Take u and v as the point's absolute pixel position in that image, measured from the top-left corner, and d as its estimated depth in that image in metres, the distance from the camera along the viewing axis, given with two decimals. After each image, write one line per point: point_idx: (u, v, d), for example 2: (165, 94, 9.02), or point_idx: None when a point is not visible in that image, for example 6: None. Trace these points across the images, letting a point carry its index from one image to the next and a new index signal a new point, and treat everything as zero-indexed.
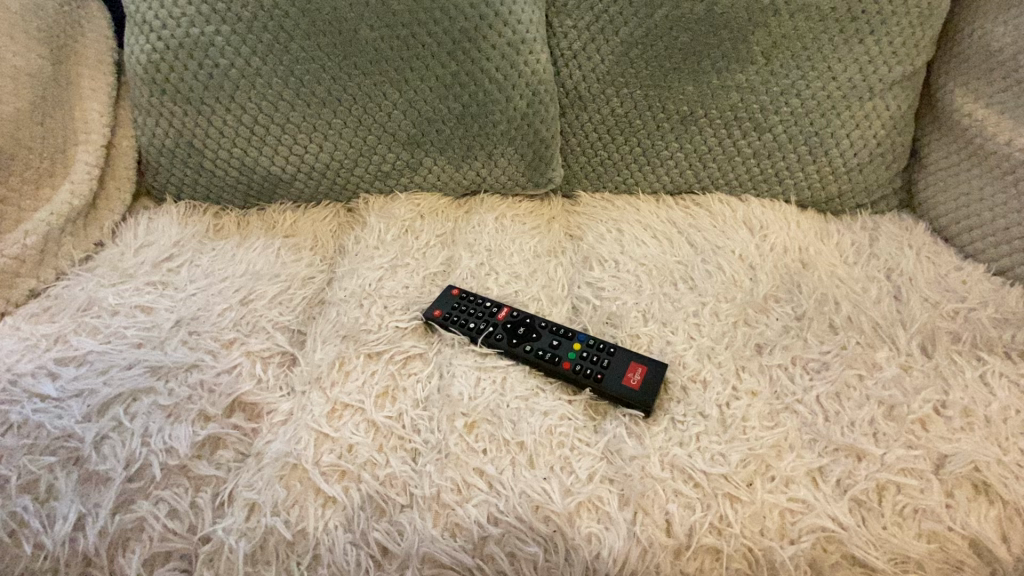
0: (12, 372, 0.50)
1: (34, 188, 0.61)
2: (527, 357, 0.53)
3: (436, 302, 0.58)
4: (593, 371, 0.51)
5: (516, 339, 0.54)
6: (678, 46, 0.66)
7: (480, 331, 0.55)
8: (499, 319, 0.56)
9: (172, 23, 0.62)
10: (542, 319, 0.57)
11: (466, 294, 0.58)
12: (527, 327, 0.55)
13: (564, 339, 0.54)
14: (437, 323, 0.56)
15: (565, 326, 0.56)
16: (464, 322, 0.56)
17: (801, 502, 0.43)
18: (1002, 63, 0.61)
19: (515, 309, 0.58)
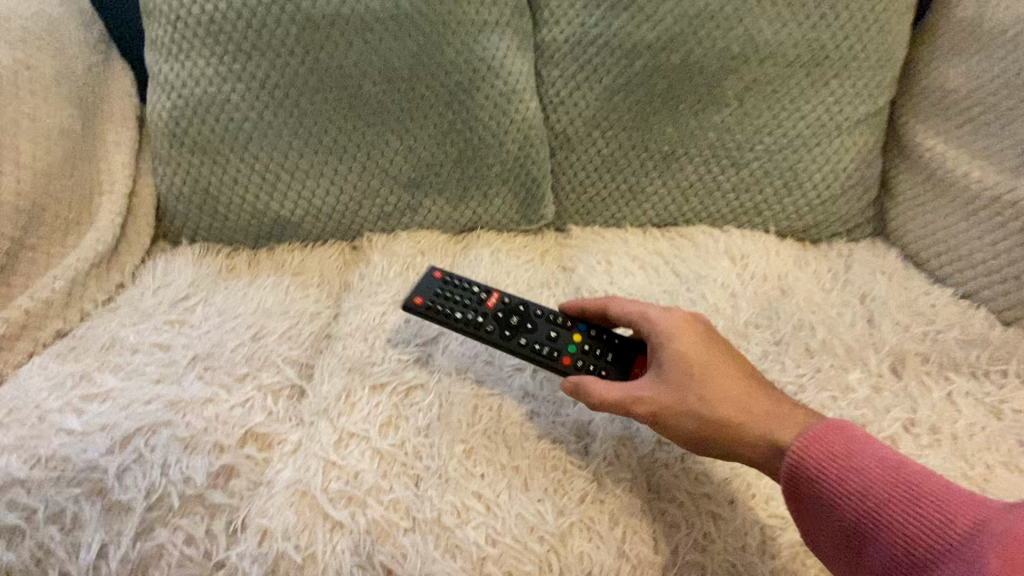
0: (41, 409, 0.53)
1: (62, 235, 0.65)
2: (523, 351, 0.54)
3: (414, 289, 0.58)
4: (594, 364, 0.53)
5: (511, 332, 0.56)
6: (658, 92, 0.71)
7: (471, 322, 0.56)
8: (490, 310, 0.57)
9: (191, 83, 0.68)
10: (534, 307, 0.58)
11: (448, 282, 0.59)
12: (521, 318, 0.57)
13: (564, 332, 0.56)
14: (422, 313, 0.56)
15: (565, 315, 0.57)
16: (448, 311, 0.56)
17: (780, 518, 0.47)
18: (956, 101, 0.67)
19: (505, 296, 0.59)
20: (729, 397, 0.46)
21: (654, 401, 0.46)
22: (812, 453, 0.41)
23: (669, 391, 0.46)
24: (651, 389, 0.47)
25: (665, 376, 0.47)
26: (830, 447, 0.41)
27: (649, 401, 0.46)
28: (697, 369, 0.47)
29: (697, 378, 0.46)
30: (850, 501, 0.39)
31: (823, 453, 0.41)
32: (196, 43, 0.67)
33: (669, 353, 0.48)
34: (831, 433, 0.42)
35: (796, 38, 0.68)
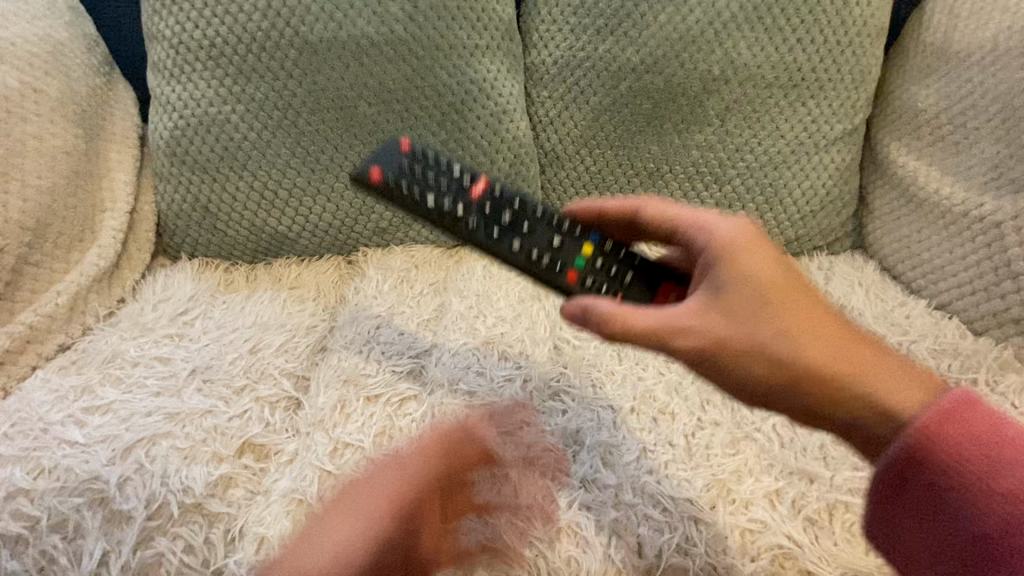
0: (44, 421, 0.55)
1: (65, 251, 0.67)
2: (516, 258, 0.48)
3: (375, 159, 0.49)
4: (605, 285, 0.47)
5: (501, 232, 0.48)
6: (642, 111, 0.74)
7: (450, 214, 0.48)
8: (475, 200, 0.49)
9: (193, 104, 0.71)
10: (532, 204, 0.50)
11: (416, 156, 0.50)
12: (514, 217, 0.49)
13: (570, 239, 0.49)
14: (384, 193, 0.48)
15: (576, 220, 0.50)
16: (413, 190, 0.48)
17: (760, 522, 0.49)
18: (927, 121, 0.71)
19: (496, 185, 0.50)
20: (799, 330, 0.40)
21: (714, 333, 0.40)
22: (948, 434, 0.37)
23: (733, 323, 0.40)
24: (709, 319, 0.40)
25: (726, 302, 0.40)
26: (969, 430, 0.37)
27: (709, 333, 0.40)
28: (767, 298, 0.40)
29: (764, 306, 0.40)
30: (987, 496, 0.35)
31: (960, 435, 0.37)
32: (198, 66, 0.70)
33: (737, 273, 0.41)
34: (964, 414, 0.37)
35: (775, 60, 0.71)
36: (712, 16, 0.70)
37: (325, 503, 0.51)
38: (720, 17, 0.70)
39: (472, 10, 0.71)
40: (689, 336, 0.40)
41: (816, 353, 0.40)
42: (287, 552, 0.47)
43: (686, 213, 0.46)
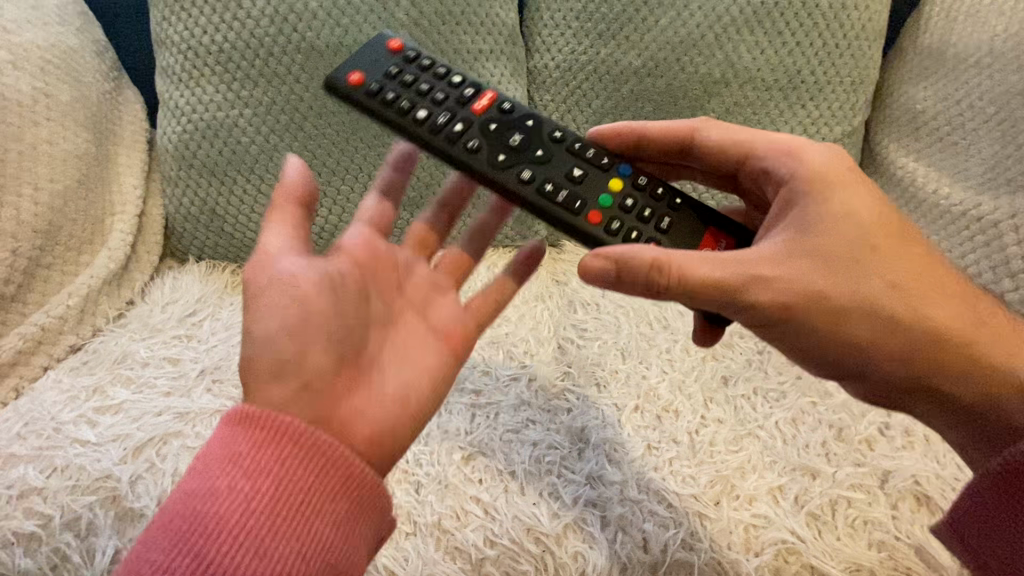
0: (56, 420, 0.56)
1: (75, 254, 0.68)
2: (527, 191, 0.47)
3: (358, 65, 0.51)
4: (620, 220, 0.47)
5: (508, 158, 0.48)
6: (644, 114, 0.75)
7: (444, 125, 0.49)
8: (476, 116, 0.50)
9: (201, 108, 0.71)
10: (550, 132, 0.50)
11: (405, 66, 0.52)
12: (524, 142, 0.49)
13: (592, 174, 0.49)
14: (363, 96, 0.50)
15: (599, 151, 0.50)
16: (393, 95, 0.49)
17: (763, 517, 0.50)
18: (925, 123, 0.72)
19: (504, 105, 0.51)
20: (878, 267, 0.41)
21: (809, 282, 0.40)
22: None
23: (825, 273, 0.40)
24: (790, 264, 0.40)
25: (809, 240, 0.41)
26: None
27: (802, 281, 0.40)
28: (849, 233, 0.41)
29: (842, 244, 0.41)
30: None
31: None
32: (206, 71, 0.70)
33: (832, 220, 0.41)
34: None
35: (774, 64, 0.72)
36: (713, 20, 0.71)
37: (282, 250, 0.47)
38: (720, 21, 0.71)
39: (476, 14, 0.72)
40: (785, 284, 0.40)
41: (894, 287, 0.41)
42: (252, 355, 0.43)
43: (770, 144, 0.46)
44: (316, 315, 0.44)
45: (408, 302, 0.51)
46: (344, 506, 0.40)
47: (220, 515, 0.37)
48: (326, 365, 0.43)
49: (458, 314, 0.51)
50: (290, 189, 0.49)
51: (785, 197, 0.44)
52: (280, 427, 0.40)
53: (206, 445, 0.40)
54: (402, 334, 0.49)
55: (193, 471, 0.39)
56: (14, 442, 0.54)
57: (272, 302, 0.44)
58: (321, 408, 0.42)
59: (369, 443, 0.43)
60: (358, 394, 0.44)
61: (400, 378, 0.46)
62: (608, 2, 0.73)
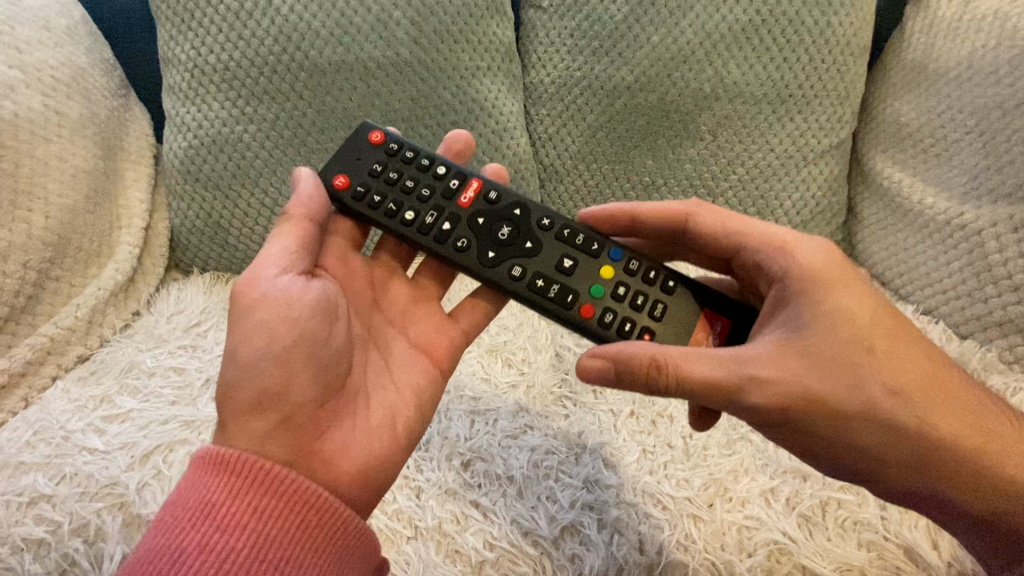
0: (65, 429, 0.58)
1: (83, 266, 0.69)
2: (519, 288, 0.50)
3: (342, 167, 0.54)
4: (617, 315, 0.49)
5: (498, 254, 0.51)
6: (637, 128, 0.77)
7: (433, 225, 0.52)
8: (462, 211, 0.52)
9: (207, 125, 0.73)
10: (535, 217, 0.53)
11: (387, 161, 0.54)
12: (513, 233, 0.52)
13: (583, 263, 0.51)
14: (349, 199, 0.52)
15: (588, 237, 0.52)
16: (378, 196, 0.52)
17: (755, 519, 0.52)
18: (910, 134, 0.74)
19: (489, 193, 0.53)
20: (874, 370, 0.41)
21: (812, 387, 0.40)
22: None
23: (827, 378, 0.40)
24: (792, 366, 0.40)
25: (810, 342, 0.41)
26: None
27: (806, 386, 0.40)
28: (847, 336, 0.41)
29: (832, 349, 0.41)
30: None
31: None
32: (212, 88, 0.73)
33: (832, 323, 0.41)
34: None
35: (762, 79, 0.74)
36: (703, 37, 0.73)
37: (272, 268, 0.47)
38: (710, 38, 0.73)
39: (474, 33, 0.74)
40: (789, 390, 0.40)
41: (898, 393, 0.41)
42: (234, 379, 0.44)
43: (758, 234, 0.47)
44: (301, 340, 0.45)
45: (385, 319, 0.55)
46: (326, 549, 0.42)
47: (197, 574, 0.38)
48: (307, 396, 0.45)
49: (435, 330, 0.55)
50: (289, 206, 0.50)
51: (778, 295, 0.45)
52: (255, 476, 0.41)
53: (176, 494, 0.42)
54: (379, 357, 0.53)
55: (163, 525, 0.40)
56: (24, 450, 0.56)
57: (258, 324, 0.45)
58: (301, 441, 0.45)
59: (349, 476, 0.46)
60: (337, 424, 0.47)
61: (381, 406, 0.50)
62: (601, 20, 0.75)
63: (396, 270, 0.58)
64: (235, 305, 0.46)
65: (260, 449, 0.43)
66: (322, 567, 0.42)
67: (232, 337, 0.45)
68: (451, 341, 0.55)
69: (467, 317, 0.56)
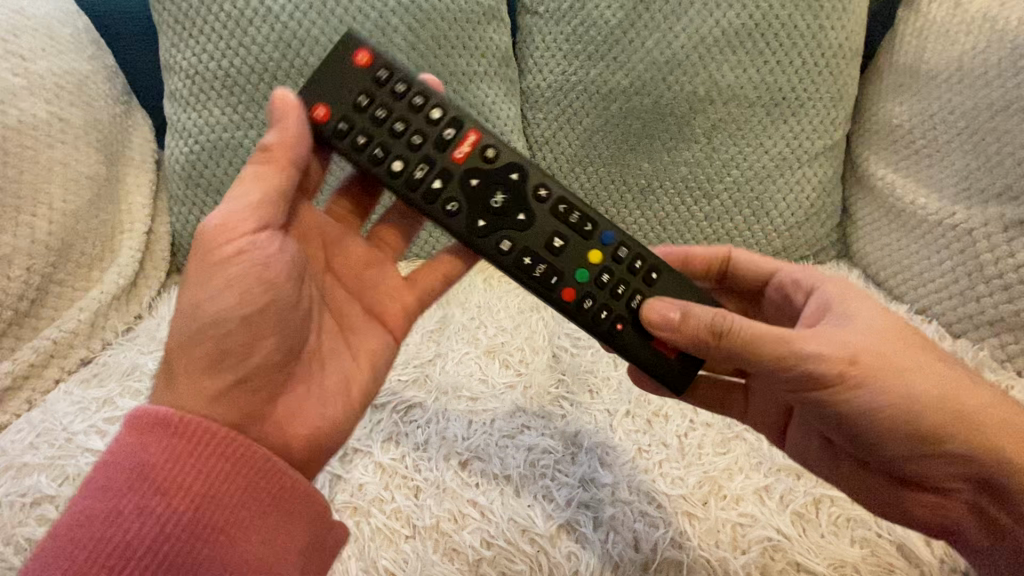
0: (68, 431, 0.59)
1: (86, 271, 0.70)
2: (505, 262, 0.49)
3: (321, 93, 0.48)
4: (600, 299, 0.50)
5: (488, 224, 0.49)
6: (633, 131, 0.78)
7: (421, 182, 0.49)
8: (455, 167, 0.49)
9: (208, 130, 0.74)
10: (534, 185, 0.50)
11: (375, 93, 0.48)
12: (508, 201, 0.50)
13: (573, 244, 0.50)
14: (329, 140, 0.48)
15: (583, 217, 0.51)
16: (363, 138, 0.48)
17: (749, 516, 0.53)
18: (901, 137, 0.75)
19: (487, 152, 0.50)
20: (913, 360, 0.43)
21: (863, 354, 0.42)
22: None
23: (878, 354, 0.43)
24: (854, 333, 0.43)
25: (869, 323, 0.44)
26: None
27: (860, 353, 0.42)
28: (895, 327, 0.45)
29: (876, 342, 0.43)
30: None
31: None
32: (213, 94, 0.74)
33: (883, 318, 0.45)
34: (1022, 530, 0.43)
35: (755, 82, 0.75)
36: (697, 41, 0.74)
37: (241, 221, 0.45)
38: (703, 42, 0.74)
39: (471, 38, 0.75)
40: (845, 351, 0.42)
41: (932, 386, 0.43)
42: (198, 333, 0.44)
43: (787, 267, 0.54)
44: (271, 306, 0.46)
45: (338, 282, 0.54)
46: (271, 510, 0.42)
47: (137, 535, 0.39)
48: (268, 360, 0.46)
49: (390, 296, 0.55)
50: (270, 141, 0.46)
51: (817, 302, 0.48)
52: (199, 438, 0.42)
53: (111, 453, 0.42)
54: (333, 321, 0.53)
55: (103, 488, 0.40)
56: (27, 452, 0.57)
57: (229, 283, 0.44)
58: (254, 406, 0.46)
59: (301, 440, 0.48)
60: (290, 388, 0.48)
61: (334, 370, 0.51)
62: (596, 26, 0.75)
63: (351, 227, 0.57)
64: (204, 253, 0.45)
65: (213, 414, 0.44)
66: (267, 528, 0.42)
67: (198, 288, 0.45)
68: (406, 307, 0.55)
69: (424, 282, 0.57)
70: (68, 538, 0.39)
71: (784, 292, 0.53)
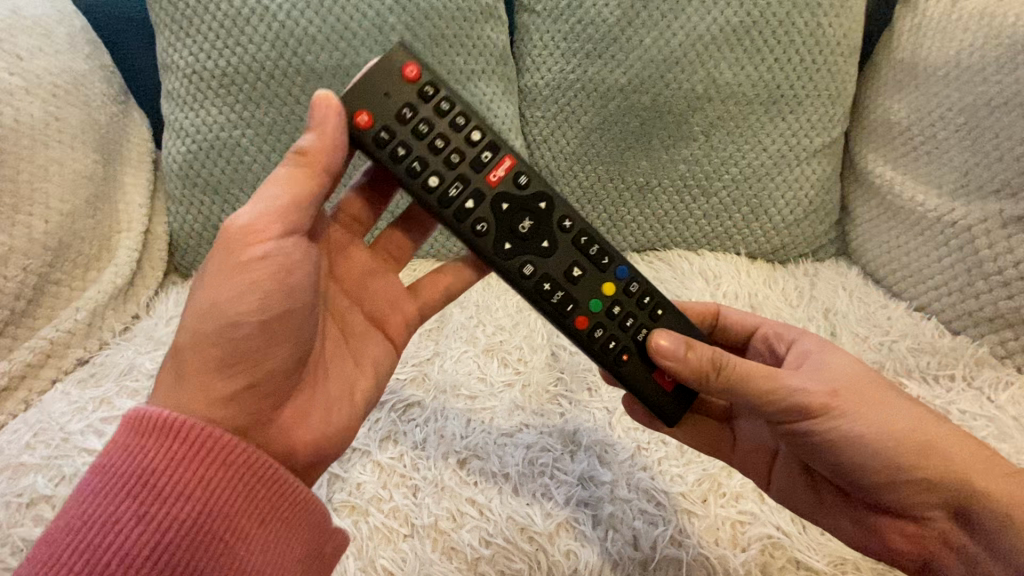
0: (64, 431, 0.59)
1: (83, 270, 0.70)
2: (526, 285, 0.49)
3: (366, 100, 0.47)
4: (611, 331, 0.50)
5: (514, 248, 0.49)
6: (631, 129, 0.78)
7: (450, 203, 0.48)
8: (488, 190, 0.49)
9: (205, 129, 0.74)
10: (561, 215, 0.50)
11: (419, 107, 0.48)
12: (534, 227, 0.50)
13: (591, 275, 0.50)
14: (365, 148, 0.47)
15: (602, 249, 0.51)
16: (401, 152, 0.47)
17: (749, 513, 0.53)
18: (900, 133, 0.75)
19: (519, 180, 0.50)
20: (889, 396, 0.45)
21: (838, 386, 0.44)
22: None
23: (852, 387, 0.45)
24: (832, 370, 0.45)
25: (847, 362, 0.46)
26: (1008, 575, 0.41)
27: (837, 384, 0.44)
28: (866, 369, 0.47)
29: (849, 376, 0.45)
30: None
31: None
32: (210, 94, 0.73)
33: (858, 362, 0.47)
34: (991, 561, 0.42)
35: (753, 80, 0.75)
36: (694, 39, 0.73)
37: (273, 221, 0.45)
38: (701, 40, 0.73)
39: (469, 36, 0.75)
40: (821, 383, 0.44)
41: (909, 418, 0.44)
42: (217, 334, 0.44)
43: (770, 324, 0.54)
44: (292, 314, 0.46)
45: (340, 291, 0.54)
46: (271, 520, 0.42)
47: (136, 543, 0.38)
48: (282, 366, 0.46)
49: (392, 304, 0.56)
50: (306, 145, 0.45)
51: (797, 350, 0.49)
52: (202, 445, 0.41)
53: (107, 457, 0.41)
54: (337, 328, 0.53)
55: (99, 491, 0.39)
56: (24, 452, 0.57)
57: (256, 286, 0.44)
58: (265, 409, 0.45)
59: (306, 446, 0.47)
60: (299, 393, 0.48)
61: (339, 377, 0.51)
62: (594, 23, 0.75)
63: (355, 235, 0.56)
64: (229, 251, 0.45)
65: (221, 416, 0.43)
66: (266, 538, 0.42)
67: (221, 288, 0.44)
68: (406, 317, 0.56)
69: (428, 292, 0.58)
70: (60, 542, 0.38)
71: (770, 350, 0.53)
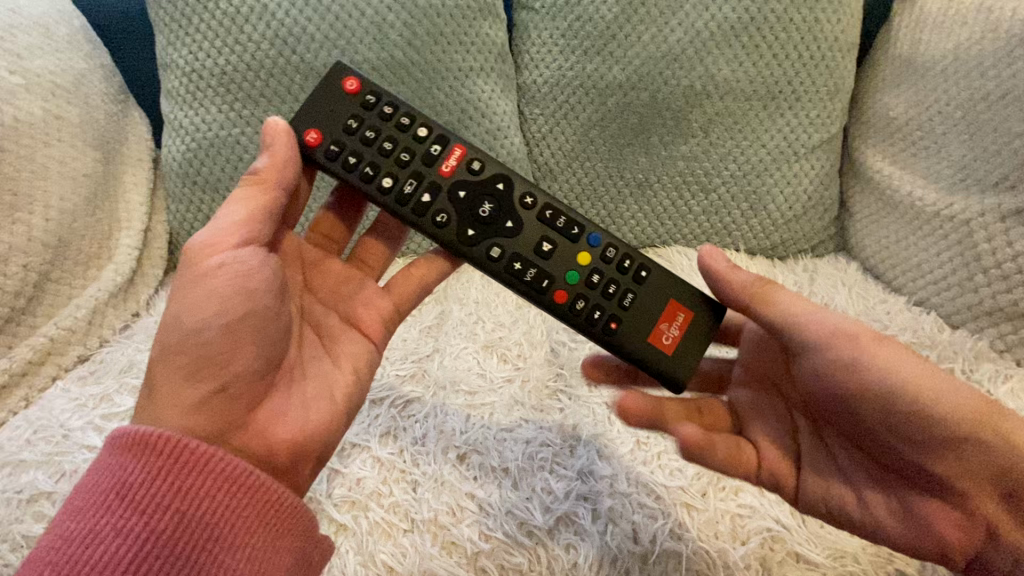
0: (65, 428, 0.59)
1: (83, 268, 0.70)
2: (496, 268, 0.50)
3: (316, 120, 0.52)
4: (593, 302, 0.49)
5: (477, 232, 0.51)
6: (630, 125, 0.78)
7: (410, 196, 0.51)
8: (443, 180, 0.52)
9: (204, 127, 0.74)
10: (518, 194, 0.52)
11: (364, 117, 0.52)
12: (494, 209, 0.51)
13: (562, 247, 0.51)
14: (319, 158, 0.51)
15: (570, 220, 0.52)
16: (353, 157, 0.51)
17: (748, 507, 0.53)
18: (899, 129, 0.75)
19: (472, 164, 0.52)
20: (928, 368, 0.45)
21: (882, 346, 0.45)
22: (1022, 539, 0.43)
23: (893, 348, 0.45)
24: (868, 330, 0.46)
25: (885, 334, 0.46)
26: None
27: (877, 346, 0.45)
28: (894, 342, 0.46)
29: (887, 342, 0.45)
30: None
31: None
32: (209, 92, 0.73)
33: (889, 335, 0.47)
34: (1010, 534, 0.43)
35: (752, 76, 0.75)
36: (693, 36, 0.74)
37: (232, 237, 0.47)
38: (699, 37, 0.74)
39: (466, 34, 0.75)
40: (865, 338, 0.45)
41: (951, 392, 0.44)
42: (181, 344, 0.45)
43: None
44: (254, 313, 0.46)
45: (315, 299, 0.56)
46: (254, 528, 0.42)
47: (116, 556, 0.38)
48: (249, 368, 0.46)
49: (367, 305, 0.56)
50: (260, 166, 0.49)
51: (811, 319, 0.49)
52: (178, 456, 0.41)
53: (89, 475, 0.41)
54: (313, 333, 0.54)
55: (80, 510, 0.40)
56: (24, 448, 0.57)
57: (214, 294, 0.45)
58: (236, 411, 0.45)
59: (285, 446, 0.46)
60: (274, 394, 0.48)
61: (317, 378, 0.51)
62: (592, 20, 0.75)
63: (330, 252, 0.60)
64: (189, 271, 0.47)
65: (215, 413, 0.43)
66: (251, 546, 0.41)
67: (184, 300, 0.45)
68: (382, 316, 0.56)
69: (401, 286, 0.57)
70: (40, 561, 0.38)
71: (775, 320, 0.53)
